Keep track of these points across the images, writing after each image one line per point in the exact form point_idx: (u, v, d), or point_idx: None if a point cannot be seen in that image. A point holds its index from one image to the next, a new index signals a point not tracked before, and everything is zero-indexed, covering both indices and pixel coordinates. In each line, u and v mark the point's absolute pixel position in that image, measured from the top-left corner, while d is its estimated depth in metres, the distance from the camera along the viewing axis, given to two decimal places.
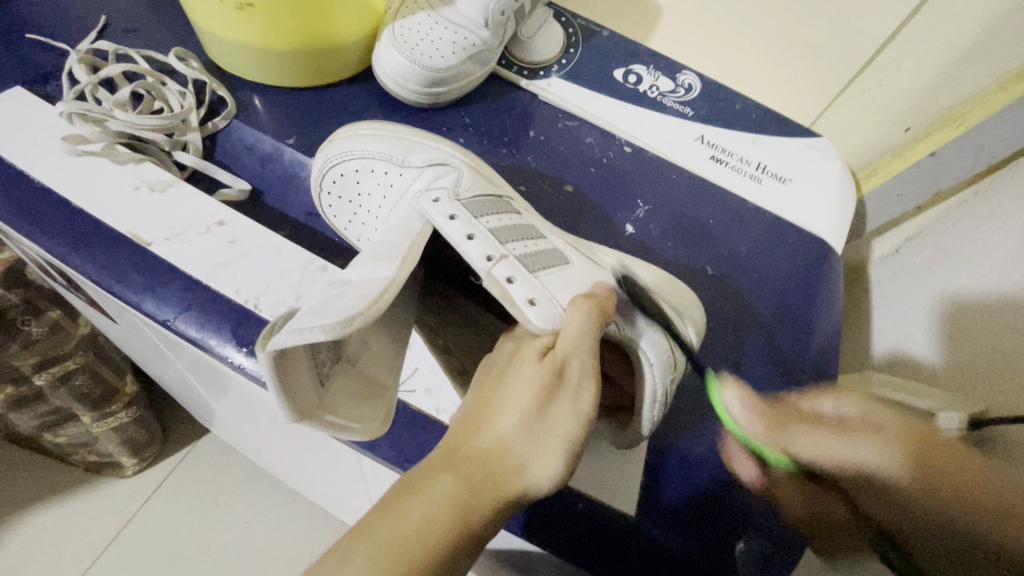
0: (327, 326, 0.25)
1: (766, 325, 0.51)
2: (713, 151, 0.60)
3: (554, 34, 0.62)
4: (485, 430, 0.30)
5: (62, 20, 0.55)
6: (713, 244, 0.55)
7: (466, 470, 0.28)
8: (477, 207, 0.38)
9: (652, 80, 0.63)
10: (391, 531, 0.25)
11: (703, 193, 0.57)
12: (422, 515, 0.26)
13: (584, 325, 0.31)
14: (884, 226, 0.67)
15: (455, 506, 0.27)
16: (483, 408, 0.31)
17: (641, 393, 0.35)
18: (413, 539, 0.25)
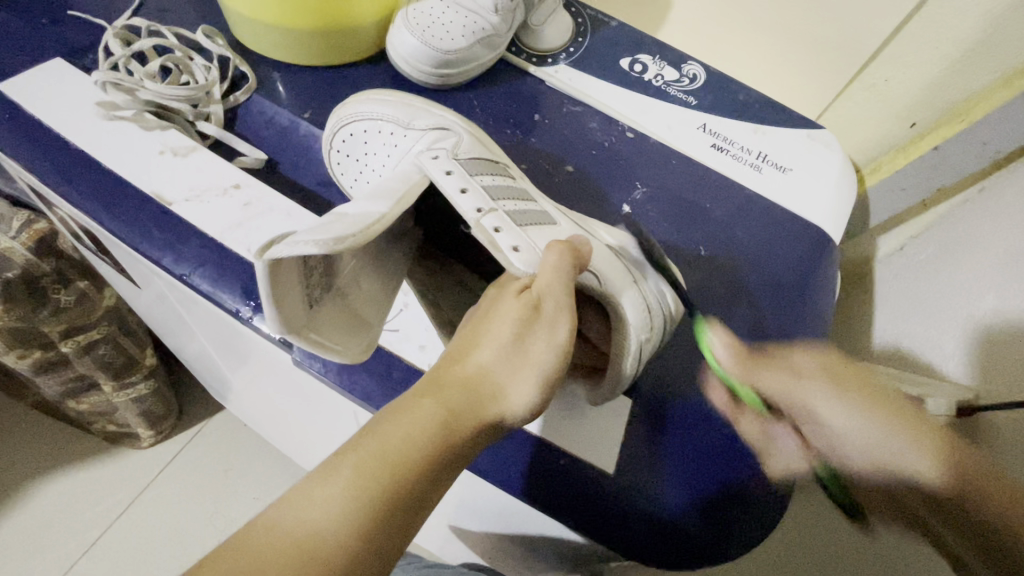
0: (321, 241, 0.27)
1: (758, 305, 0.52)
2: (715, 139, 0.61)
3: (563, 23, 0.64)
4: (465, 362, 0.32)
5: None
6: (709, 227, 0.56)
7: (445, 396, 0.31)
8: (474, 167, 0.41)
9: (657, 70, 0.64)
10: (377, 447, 0.28)
11: (703, 179, 0.59)
12: (404, 435, 0.29)
13: (558, 264, 0.33)
14: (887, 221, 0.66)
15: (436, 427, 0.29)
16: (464, 342, 0.33)
17: (618, 343, 0.37)
18: (397, 455, 0.28)
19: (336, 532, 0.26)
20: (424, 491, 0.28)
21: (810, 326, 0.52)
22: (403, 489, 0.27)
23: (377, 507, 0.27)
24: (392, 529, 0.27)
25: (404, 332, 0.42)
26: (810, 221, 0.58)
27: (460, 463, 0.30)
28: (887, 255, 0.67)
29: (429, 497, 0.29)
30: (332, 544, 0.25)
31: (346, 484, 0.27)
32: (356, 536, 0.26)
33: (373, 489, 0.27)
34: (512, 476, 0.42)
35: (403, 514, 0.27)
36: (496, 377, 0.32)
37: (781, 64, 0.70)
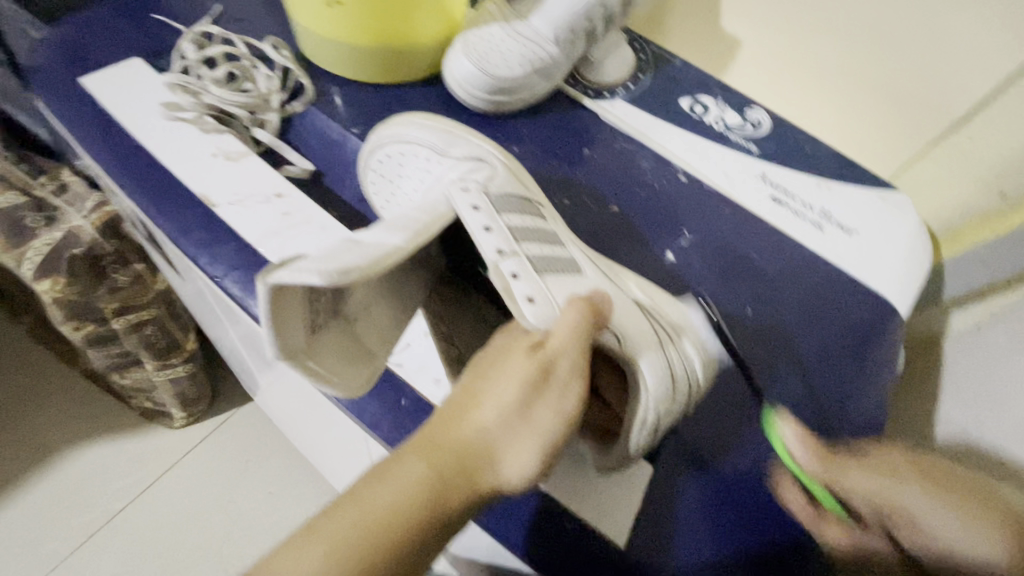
0: (325, 271, 0.26)
1: (804, 376, 0.48)
2: (774, 190, 0.57)
3: (624, 57, 0.62)
4: (463, 422, 0.31)
5: (186, 5, 0.62)
6: (757, 284, 0.52)
7: (439, 460, 0.29)
8: (503, 204, 0.39)
9: (718, 113, 0.61)
10: (362, 516, 0.27)
11: (756, 232, 0.55)
12: (391, 503, 0.27)
13: (575, 324, 0.33)
14: (960, 295, 0.59)
15: (426, 496, 0.28)
16: (463, 397, 0.32)
17: (630, 412, 0.35)
18: (383, 526, 0.27)
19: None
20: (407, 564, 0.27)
21: (860, 405, 0.48)
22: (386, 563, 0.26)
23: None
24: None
25: (419, 362, 0.41)
26: (873, 290, 0.53)
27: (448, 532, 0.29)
28: (959, 332, 0.57)
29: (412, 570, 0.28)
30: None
31: (327, 555, 0.26)
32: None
33: (354, 564, 0.26)
34: (514, 533, 0.39)
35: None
36: (495, 442, 0.30)
37: (854, 117, 0.65)
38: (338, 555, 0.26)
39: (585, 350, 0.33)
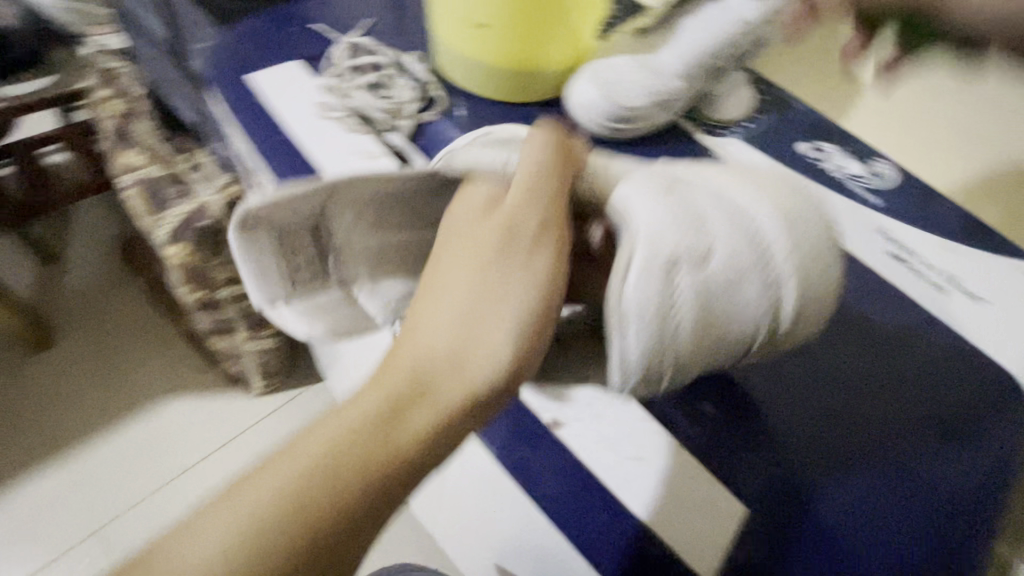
0: (267, 196, 0.37)
1: (885, 436, 0.45)
2: (893, 247, 0.55)
3: (745, 97, 0.62)
4: (434, 357, 0.37)
5: (338, 15, 0.69)
6: (866, 343, 0.49)
7: (359, 402, 0.35)
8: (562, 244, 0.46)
9: (840, 161, 0.60)
10: (336, 454, 0.33)
11: (871, 288, 0.52)
12: (339, 435, 0.33)
13: (539, 158, 0.40)
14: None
15: (333, 421, 0.34)
16: (400, 339, 0.38)
17: (608, 310, 0.35)
18: (358, 465, 0.33)
19: (292, 537, 0.31)
20: (370, 496, 0.33)
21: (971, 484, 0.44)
22: (337, 490, 0.32)
23: (327, 512, 0.32)
24: (344, 534, 0.32)
25: None
26: (998, 361, 0.49)
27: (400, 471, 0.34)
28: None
29: (372, 503, 0.33)
30: (293, 541, 0.31)
31: (310, 493, 0.32)
32: (311, 537, 0.32)
33: (285, 493, 0.32)
34: None
35: (350, 517, 0.33)
36: (469, 371, 0.36)
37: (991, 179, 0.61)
38: (320, 488, 0.32)
39: (557, 184, 0.40)
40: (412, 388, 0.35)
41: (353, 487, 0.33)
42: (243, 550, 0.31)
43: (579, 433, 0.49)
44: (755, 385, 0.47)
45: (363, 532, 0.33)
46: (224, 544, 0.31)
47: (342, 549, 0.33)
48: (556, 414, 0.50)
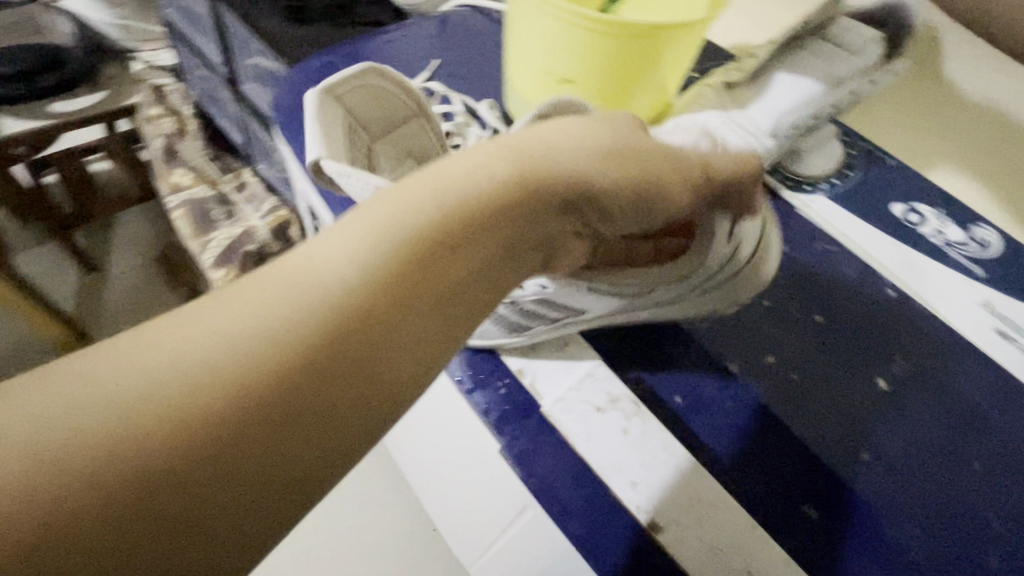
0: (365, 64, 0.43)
1: (904, 414, 0.44)
2: (1001, 323, 0.51)
3: (832, 153, 0.60)
4: (408, 281, 0.25)
5: (406, 58, 0.68)
6: (988, 436, 0.44)
7: (331, 321, 0.23)
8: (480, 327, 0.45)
9: (938, 225, 0.56)
10: (263, 348, 0.22)
11: (991, 373, 0.48)
12: (281, 338, 0.22)
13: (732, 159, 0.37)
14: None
15: (274, 297, 0.23)
16: (399, 244, 0.25)
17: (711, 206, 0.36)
18: (279, 380, 0.22)
19: (141, 424, 0.20)
20: (294, 465, 0.22)
21: None
22: (273, 443, 0.21)
23: (216, 438, 0.20)
24: (211, 477, 0.20)
25: (614, 458, 0.40)
26: (970, 375, 0.47)
27: (336, 424, 0.23)
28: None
29: (299, 471, 0.22)
30: (162, 464, 0.19)
31: (191, 357, 0.21)
32: (179, 453, 0.20)
33: (350, 295, 0.24)
34: None
35: (250, 470, 0.21)
36: (444, 308, 0.26)
37: None
38: (230, 390, 0.21)
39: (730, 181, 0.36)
40: (378, 316, 0.24)
41: (268, 424, 0.21)
42: (110, 442, 0.19)
43: (682, 543, 0.37)
44: (873, 497, 0.40)
45: (260, 512, 0.21)
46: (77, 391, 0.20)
47: (204, 510, 0.20)
48: (653, 515, 0.37)
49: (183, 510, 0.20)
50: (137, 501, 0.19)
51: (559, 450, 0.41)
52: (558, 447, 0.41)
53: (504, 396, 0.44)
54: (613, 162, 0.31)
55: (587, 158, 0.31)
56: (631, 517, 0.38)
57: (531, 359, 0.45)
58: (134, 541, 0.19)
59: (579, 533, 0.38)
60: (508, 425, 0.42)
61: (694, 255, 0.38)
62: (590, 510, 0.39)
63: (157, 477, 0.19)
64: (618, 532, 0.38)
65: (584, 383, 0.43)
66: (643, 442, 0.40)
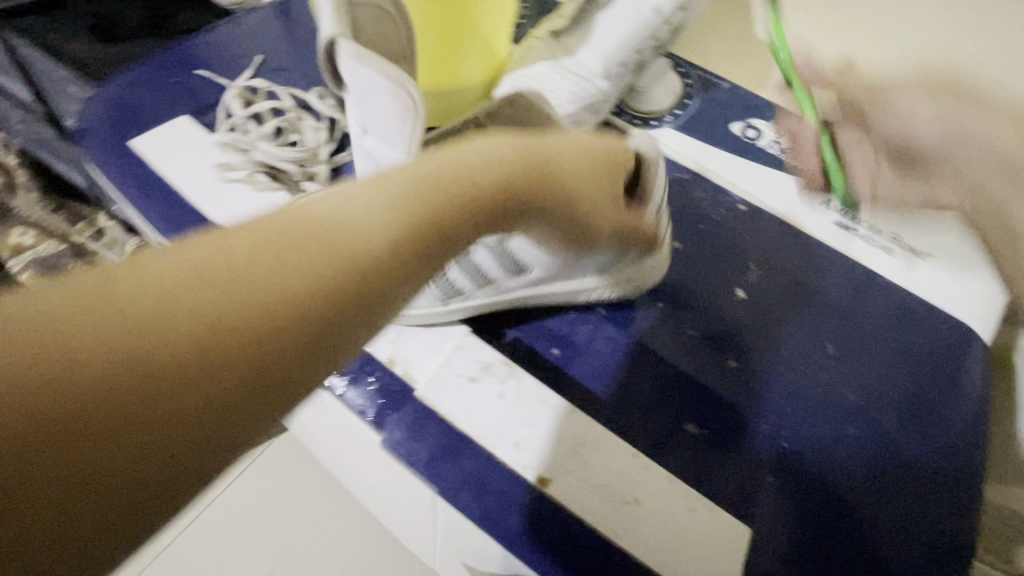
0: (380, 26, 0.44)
1: (755, 311, 0.48)
2: (838, 215, 0.55)
3: (670, 85, 0.61)
4: (364, 274, 0.22)
5: (227, 58, 0.63)
6: (835, 320, 0.48)
7: (284, 290, 0.20)
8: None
9: (772, 136, 0.60)
10: (210, 299, 0.19)
11: (834, 261, 0.52)
12: (238, 314, 0.19)
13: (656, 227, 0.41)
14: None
15: (244, 239, 0.21)
16: (368, 216, 0.23)
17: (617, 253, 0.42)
18: (210, 343, 0.19)
19: (65, 349, 0.17)
20: (193, 452, 0.19)
21: (959, 445, 0.44)
22: (187, 417, 0.18)
23: (133, 390, 0.18)
24: (111, 438, 0.17)
25: (495, 424, 0.39)
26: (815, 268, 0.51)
27: (251, 413, 0.20)
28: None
29: (198, 465, 0.19)
30: (71, 403, 0.17)
31: (149, 285, 0.19)
32: (91, 396, 0.17)
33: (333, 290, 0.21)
34: None
35: (148, 441, 0.18)
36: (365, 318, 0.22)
37: None
38: (173, 334, 0.18)
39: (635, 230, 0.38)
40: (327, 305, 0.21)
41: (185, 386, 0.18)
42: (33, 359, 0.17)
43: (571, 490, 0.37)
44: (741, 398, 0.43)
45: (144, 503, 0.18)
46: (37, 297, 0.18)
47: (92, 475, 0.17)
48: (540, 471, 0.37)
49: (73, 469, 0.17)
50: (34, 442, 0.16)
51: (439, 432, 0.40)
52: (438, 429, 0.40)
53: (378, 391, 0.42)
54: (524, 166, 0.29)
55: (508, 167, 0.28)
56: (519, 478, 0.38)
57: (399, 347, 0.43)
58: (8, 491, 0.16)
59: (472, 510, 0.37)
60: (386, 419, 0.41)
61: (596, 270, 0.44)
62: (479, 483, 0.38)
63: (65, 420, 0.17)
64: (510, 497, 0.37)
65: (454, 358, 0.42)
66: (519, 402, 0.39)
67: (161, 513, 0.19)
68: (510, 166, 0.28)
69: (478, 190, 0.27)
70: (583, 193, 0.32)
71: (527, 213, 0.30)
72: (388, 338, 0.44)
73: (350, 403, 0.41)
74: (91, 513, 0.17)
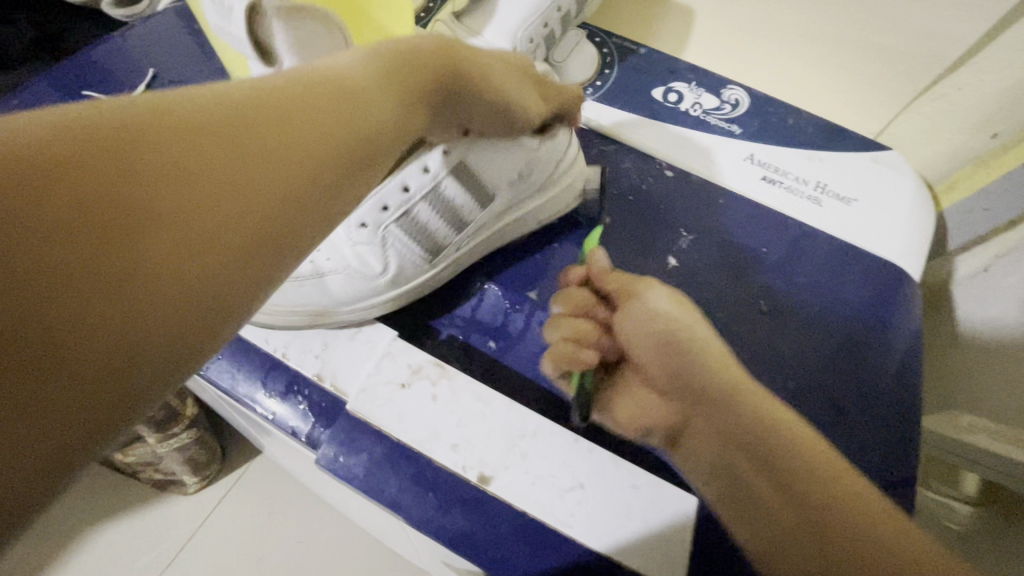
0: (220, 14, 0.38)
1: (685, 277, 0.49)
2: (764, 170, 0.55)
3: (588, 55, 0.60)
4: (320, 165, 0.24)
5: (117, 76, 0.59)
6: (764, 276, 0.50)
7: (260, 173, 0.22)
8: (344, 294, 0.40)
9: (694, 97, 0.59)
10: (195, 167, 0.20)
11: (763, 220, 0.53)
12: (126, 255, 0.18)
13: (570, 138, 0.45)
14: (967, 243, 0.53)
15: (218, 114, 0.21)
16: (313, 102, 0.24)
17: (539, 190, 0.44)
18: (201, 212, 0.20)
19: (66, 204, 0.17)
20: (189, 321, 0.20)
21: (893, 381, 0.45)
22: (191, 288, 0.19)
23: (134, 253, 0.18)
24: (118, 300, 0.18)
25: (433, 428, 0.38)
26: (739, 229, 0.52)
27: (148, 374, 0.19)
28: (968, 277, 0.54)
29: (193, 336, 0.20)
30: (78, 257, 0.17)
31: (76, 203, 0.17)
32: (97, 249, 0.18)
33: (232, 236, 0.21)
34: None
35: (155, 311, 0.19)
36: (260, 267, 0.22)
37: (828, 77, 0.62)
38: (102, 259, 0.18)
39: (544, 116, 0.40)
40: (295, 190, 0.23)
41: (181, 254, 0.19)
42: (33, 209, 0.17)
43: (514, 484, 0.36)
44: None
45: (149, 372, 0.19)
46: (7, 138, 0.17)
47: (103, 340, 0.17)
48: (480, 470, 0.37)
49: (88, 329, 0.17)
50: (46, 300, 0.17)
51: (374, 444, 0.38)
52: (373, 440, 0.38)
53: (309, 408, 0.40)
54: (421, 76, 0.30)
55: (388, 90, 0.28)
56: (460, 480, 0.37)
57: (327, 360, 0.41)
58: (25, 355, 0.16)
59: (415, 517, 0.36)
60: (320, 436, 0.39)
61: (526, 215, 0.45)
62: (420, 489, 0.37)
63: (77, 278, 0.17)
64: (456, 498, 0.37)
65: (382, 365, 0.40)
66: (453, 403, 0.38)
67: (155, 392, 0.19)
68: (420, 64, 0.30)
69: (406, 97, 0.29)
70: (506, 86, 0.35)
71: (451, 109, 0.33)
72: (314, 352, 0.42)
73: (285, 424, 0.40)
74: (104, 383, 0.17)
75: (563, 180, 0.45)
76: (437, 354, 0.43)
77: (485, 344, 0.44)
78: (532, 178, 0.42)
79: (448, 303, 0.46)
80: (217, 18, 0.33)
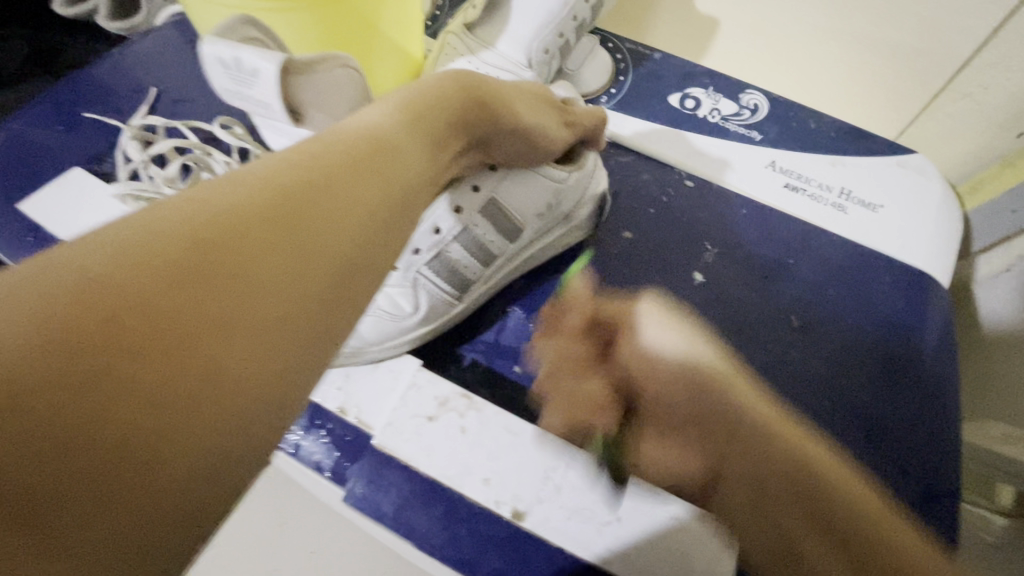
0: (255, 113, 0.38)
1: (710, 290, 0.48)
2: (787, 178, 0.54)
3: (601, 63, 0.58)
4: (360, 238, 0.25)
5: (118, 94, 0.57)
6: (794, 289, 0.48)
7: (315, 252, 0.23)
8: (376, 337, 0.39)
9: (711, 103, 0.58)
10: (253, 268, 0.21)
11: (791, 230, 0.52)
12: (205, 359, 0.19)
13: (594, 156, 0.45)
14: (991, 245, 0.50)
15: (256, 207, 0.22)
16: (353, 173, 0.25)
17: (566, 212, 0.44)
18: (252, 308, 0.21)
19: (126, 327, 0.18)
20: (255, 411, 0.20)
21: (924, 394, 0.43)
22: (255, 368, 0.20)
23: (207, 358, 0.19)
24: (200, 390, 0.19)
25: (463, 460, 0.37)
26: (760, 238, 0.51)
27: (232, 469, 0.20)
28: (990, 277, 0.51)
29: (253, 431, 0.20)
30: (164, 357, 0.18)
31: (153, 315, 0.18)
32: (184, 347, 0.19)
33: (288, 327, 0.22)
34: None
35: (235, 401, 0.20)
36: (316, 352, 0.23)
37: (846, 80, 0.60)
38: (187, 367, 0.19)
39: (568, 140, 0.40)
40: (335, 260, 0.24)
41: (242, 355, 0.20)
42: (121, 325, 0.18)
43: (549, 518, 0.35)
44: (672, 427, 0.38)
45: (223, 471, 0.19)
46: (74, 270, 0.18)
47: (190, 435, 0.18)
48: (514, 504, 0.36)
49: (168, 423, 0.18)
50: (145, 405, 0.18)
51: (403, 479, 0.37)
52: (402, 476, 0.37)
53: (333, 442, 0.39)
54: (442, 115, 0.31)
55: (408, 142, 0.29)
56: (494, 515, 0.36)
57: (350, 393, 0.40)
58: (113, 473, 0.17)
59: (448, 554, 0.35)
60: (346, 471, 0.38)
61: (554, 236, 0.45)
62: (452, 524, 0.36)
63: (163, 393, 0.18)
64: (487, 536, 0.36)
65: (408, 397, 0.39)
66: (482, 434, 0.38)
67: (245, 473, 0.20)
68: (442, 110, 0.31)
69: (432, 139, 0.30)
70: (523, 111, 0.36)
71: (477, 145, 0.35)
72: (337, 383, 0.41)
73: (309, 459, 0.39)
74: (181, 488, 0.18)
75: (588, 199, 0.45)
76: (461, 382, 0.42)
77: (512, 371, 0.42)
78: (558, 202, 0.42)
79: (472, 325, 0.44)
80: (235, 84, 0.30)
